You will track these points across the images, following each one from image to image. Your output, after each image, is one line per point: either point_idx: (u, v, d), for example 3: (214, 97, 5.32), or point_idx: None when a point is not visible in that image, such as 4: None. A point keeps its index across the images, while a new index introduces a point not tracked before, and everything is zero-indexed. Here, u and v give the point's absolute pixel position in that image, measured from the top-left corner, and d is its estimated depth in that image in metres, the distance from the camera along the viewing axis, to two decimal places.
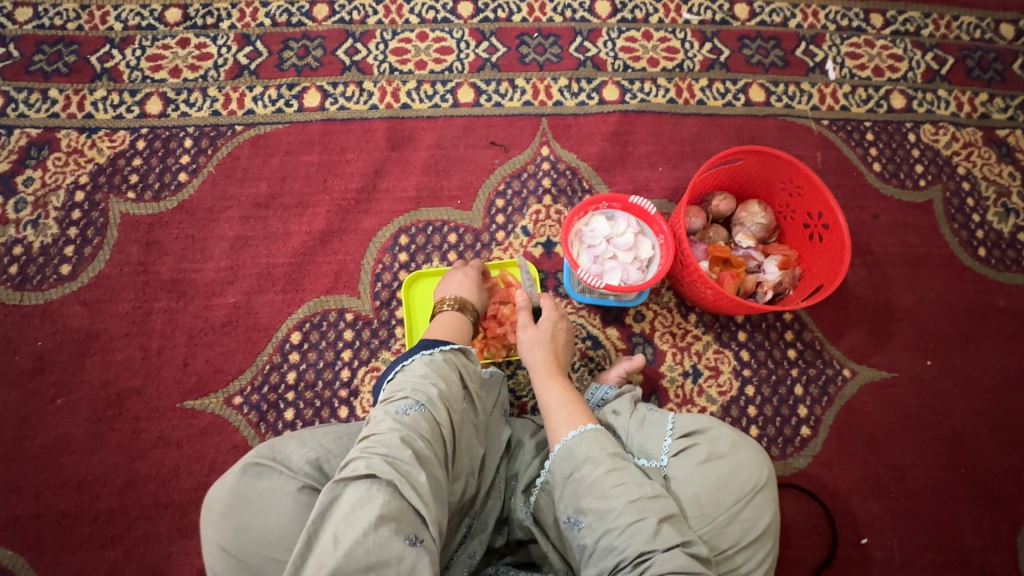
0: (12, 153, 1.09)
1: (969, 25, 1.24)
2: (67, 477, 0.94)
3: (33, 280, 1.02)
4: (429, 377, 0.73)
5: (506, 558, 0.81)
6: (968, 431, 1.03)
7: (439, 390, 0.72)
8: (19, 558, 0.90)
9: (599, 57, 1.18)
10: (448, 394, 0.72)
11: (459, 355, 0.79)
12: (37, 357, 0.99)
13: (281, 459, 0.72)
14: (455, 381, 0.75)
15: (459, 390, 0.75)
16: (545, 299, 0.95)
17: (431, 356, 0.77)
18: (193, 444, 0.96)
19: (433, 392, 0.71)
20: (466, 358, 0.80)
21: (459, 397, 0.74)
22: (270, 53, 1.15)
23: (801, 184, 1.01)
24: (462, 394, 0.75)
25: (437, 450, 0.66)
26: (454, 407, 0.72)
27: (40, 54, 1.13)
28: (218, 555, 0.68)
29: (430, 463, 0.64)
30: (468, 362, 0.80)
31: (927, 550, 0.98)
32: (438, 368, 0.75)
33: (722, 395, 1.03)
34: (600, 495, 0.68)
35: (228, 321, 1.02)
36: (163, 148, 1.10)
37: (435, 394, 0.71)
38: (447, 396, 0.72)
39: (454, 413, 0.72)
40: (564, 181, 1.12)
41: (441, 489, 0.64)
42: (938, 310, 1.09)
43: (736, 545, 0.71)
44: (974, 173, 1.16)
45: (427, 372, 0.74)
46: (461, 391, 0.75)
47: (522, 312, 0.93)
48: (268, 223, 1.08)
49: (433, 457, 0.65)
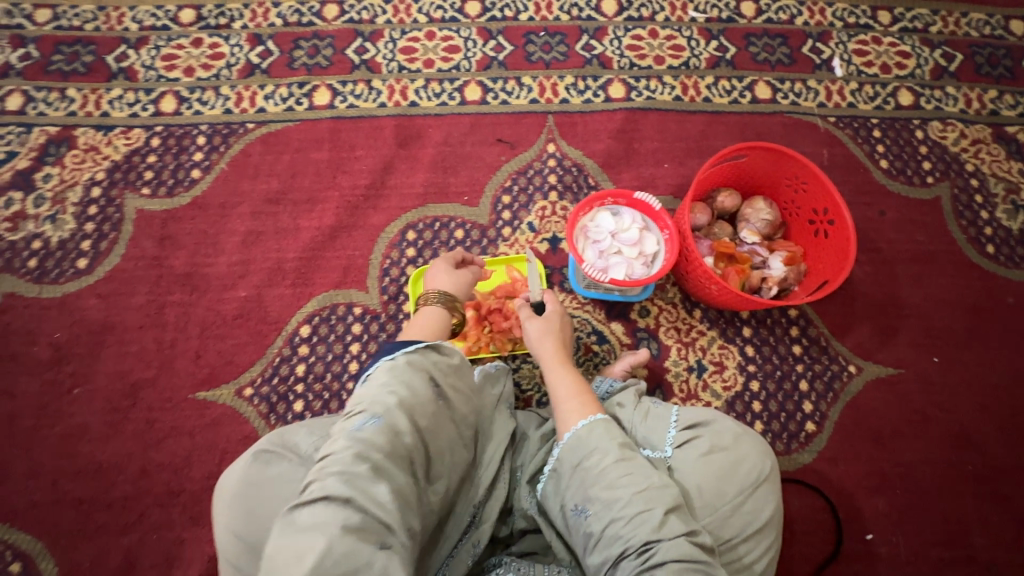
0: (31, 150, 1.11)
1: (978, 21, 1.23)
2: (83, 464, 0.96)
3: (52, 273, 1.05)
4: (388, 382, 0.66)
5: (511, 549, 0.82)
6: (975, 428, 1.03)
7: (400, 395, 0.65)
8: (37, 543, 0.92)
9: (605, 55, 1.19)
10: (411, 399, 0.65)
11: (429, 353, 0.73)
12: (55, 348, 1.01)
13: (291, 447, 0.75)
14: (420, 383, 0.68)
15: (426, 391, 0.68)
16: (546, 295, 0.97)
17: (392, 359, 0.70)
18: (205, 434, 0.98)
19: (393, 397, 0.64)
20: (435, 355, 0.74)
21: (425, 399, 0.67)
22: (281, 52, 1.17)
23: (806, 180, 1.01)
24: (429, 395, 0.68)
25: (403, 459, 0.61)
26: (419, 412, 0.65)
27: (59, 54, 1.16)
28: (229, 540, 0.69)
29: (393, 474, 0.58)
30: (438, 359, 0.74)
31: (934, 546, 0.97)
32: (399, 372, 0.68)
33: (726, 389, 1.03)
34: (607, 485, 0.70)
35: (239, 314, 1.04)
36: (177, 145, 1.13)
37: (394, 401, 0.64)
38: (411, 400, 0.65)
39: (419, 418, 0.65)
40: (570, 177, 1.13)
41: (409, 500, 0.59)
42: (946, 306, 1.08)
43: (739, 536, 0.72)
44: (983, 170, 1.16)
45: (386, 376, 0.67)
46: (428, 392, 0.68)
47: (523, 307, 0.95)
48: (278, 218, 1.10)
49: (397, 467, 0.59)
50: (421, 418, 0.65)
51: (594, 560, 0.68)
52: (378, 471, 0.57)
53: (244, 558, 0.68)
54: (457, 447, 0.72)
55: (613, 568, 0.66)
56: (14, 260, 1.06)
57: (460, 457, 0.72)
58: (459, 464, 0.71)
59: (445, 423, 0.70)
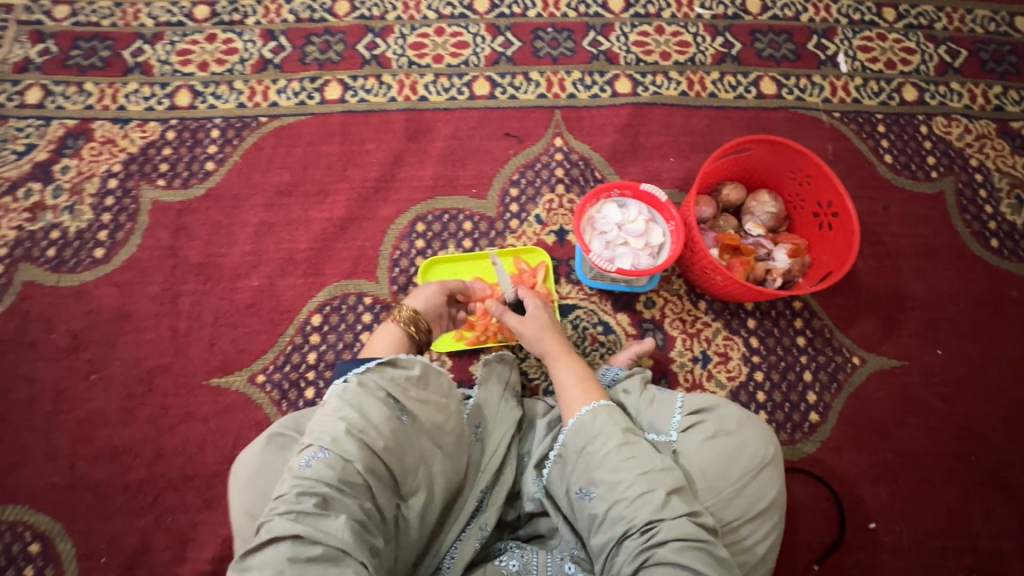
0: (50, 142, 1.14)
1: (983, 18, 1.24)
2: (99, 448, 0.98)
3: (70, 262, 1.08)
4: (337, 410, 0.66)
5: (518, 533, 0.83)
6: (979, 420, 1.03)
7: (348, 422, 0.65)
8: (55, 525, 0.95)
9: (612, 51, 1.21)
10: (360, 424, 0.65)
11: (382, 371, 0.72)
12: (72, 335, 1.04)
13: (304, 432, 0.76)
14: (372, 404, 0.68)
15: (379, 411, 0.67)
16: (522, 292, 0.93)
17: (347, 382, 0.70)
18: (219, 420, 1.00)
19: (340, 426, 0.64)
20: (390, 371, 0.72)
21: (378, 420, 0.67)
22: (294, 48, 1.20)
23: (811, 173, 1.02)
24: (382, 416, 0.67)
25: (354, 485, 0.62)
26: (372, 436, 0.65)
27: (77, 49, 1.18)
28: (245, 521, 0.70)
29: (343, 503, 0.60)
30: (393, 374, 0.72)
31: (937, 536, 0.98)
32: (349, 397, 0.68)
33: (730, 380, 1.05)
34: (611, 468, 0.71)
35: (252, 303, 1.06)
36: (192, 138, 1.15)
37: (342, 429, 0.64)
38: (361, 425, 0.65)
39: (373, 440, 0.65)
40: (577, 171, 1.15)
41: (365, 524, 0.61)
42: (949, 299, 1.09)
43: (742, 518, 0.73)
44: (987, 165, 1.17)
45: (337, 402, 0.67)
46: (383, 411, 0.68)
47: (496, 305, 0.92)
48: (290, 210, 1.12)
49: (346, 496, 0.61)
50: (375, 440, 0.65)
51: (598, 540, 0.69)
52: (323, 503, 0.59)
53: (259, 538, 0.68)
54: (432, 457, 0.72)
55: (617, 547, 0.67)
56: (32, 249, 1.08)
57: (439, 466, 0.72)
58: (437, 473, 0.72)
59: (410, 439, 0.69)
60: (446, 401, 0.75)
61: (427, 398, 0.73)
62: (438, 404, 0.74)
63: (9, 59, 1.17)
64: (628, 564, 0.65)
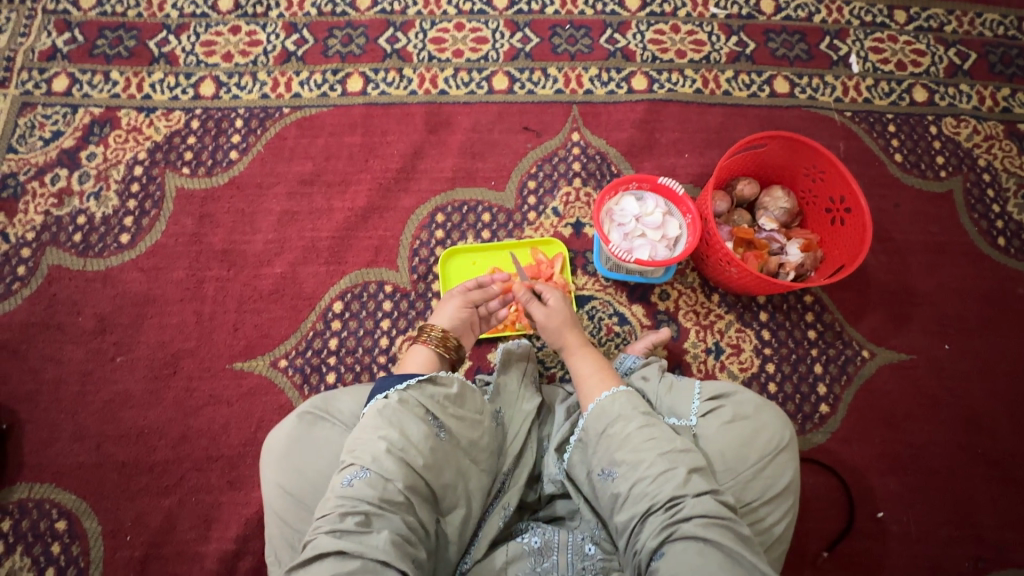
0: (76, 130, 1.16)
1: (992, 22, 1.27)
2: (126, 429, 1.01)
3: (96, 247, 1.10)
4: (378, 428, 0.71)
5: (539, 514, 0.84)
6: (985, 413, 1.06)
7: (388, 441, 0.69)
8: (82, 503, 0.98)
9: (629, 48, 1.23)
10: (399, 442, 0.70)
11: (422, 388, 0.76)
12: (99, 319, 1.07)
13: (335, 412, 0.83)
14: (411, 422, 0.72)
15: (418, 429, 0.72)
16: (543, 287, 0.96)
17: (387, 399, 0.74)
18: (242, 403, 1.03)
19: (381, 445, 0.69)
20: (430, 389, 0.76)
21: (418, 438, 0.71)
22: (316, 41, 1.21)
23: (824, 169, 1.05)
24: (421, 433, 0.72)
25: (395, 502, 0.66)
26: (411, 455, 0.69)
27: (103, 39, 1.20)
28: (279, 494, 0.78)
29: (384, 519, 0.65)
30: (432, 392, 0.76)
31: (943, 525, 1.01)
32: (390, 415, 0.72)
33: (743, 371, 1.07)
34: (633, 448, 0.73)
35: (275, 290, 1.09)
36: (216, 128, 1.17)
37: (383, 448, 0.69)
38: (400, 444, 0.70)
39: (413, 459, 0.69)
40: (593, 165, 1.17)
41: (407, 537, 0.65)
42: (957, 295, 1.12)
43: (759, 500, 0.77)
44: (995, 165, 1.19)
45: (377, 420, 0.72)
46: (422, 429, 0.72)
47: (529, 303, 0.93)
48: (312, 199, 1.14)
49: (388, 512, 0.66)
50: (414, 458, 0.70)
51: (622, 517, 0.71)
52: (366, 521, 0.64)
53: (291, 511, 0.77)
54: (469, 472, 0.76)
55: (640, 523, 0.69)
56: (59, 234, 1.10)
57: (474, 480, 0.76)
58: (474, 487, 0.76)
59: (447, 455, 0.73)
60: (481, 418, 0.79)
61: (464, 415, 0.77)
62: (473, 421, 0.78)
63: (36, 48, 1.19)
64: (652, 538, 0.67)
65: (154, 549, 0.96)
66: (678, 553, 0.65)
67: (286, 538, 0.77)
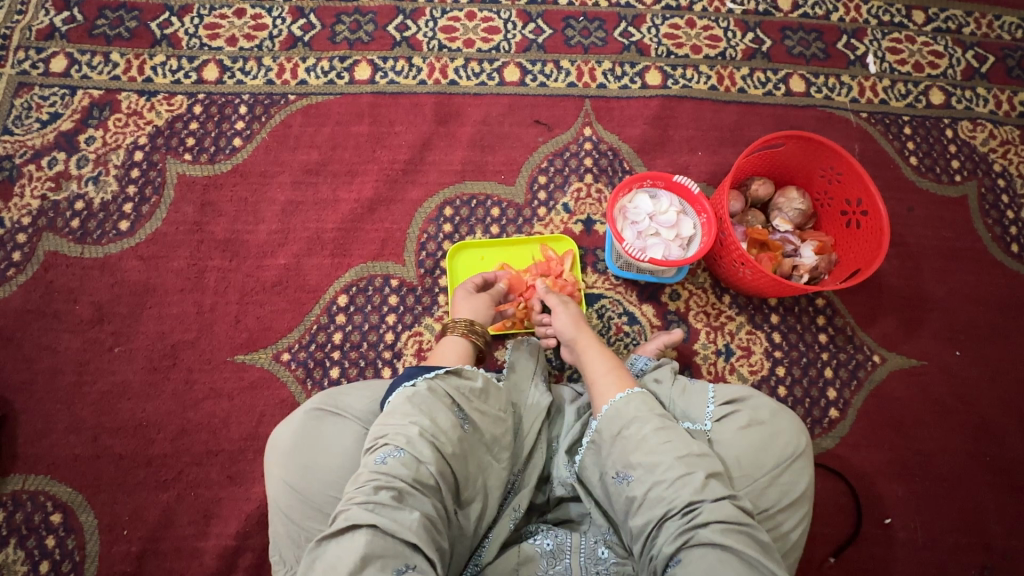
0: (75, 112, 1.12)
1: (1011, 24, 1.25)
2: (124, 421, 0.99)
3: (94, 234, 1.07)
4: (408, 414, 0.70)
5: (546, 516, 0.83)
6: (993, 420, 1.05)
7: (420, 426, 0.69)
8: (78, 496, 0.96)
9: (643, 42, 1.21)
10: (432, 428, 0.69)
11: (448, 378, 0.76)
12: (96, 307, 1.04)
13: (343, 408, 0.81)
14: (441, 411, 0.71)
15: (447, 418, 0.71)
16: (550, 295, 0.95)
17: (414, 387, 0.74)
18: (243, 397, 1.01)
19: (413, 429, 0.68)
20: (456, 380, 0.76)
21: (448, 427, 0.70)
22: (323, 26, 1.18)
23: (842, 171, 1.03)
24: (450, 422, 0.71)
25: (426, 485, 0.65)
26: (442, 440, 0.69)
27: (103, 19, 1.16)
28: (283, 491, 0.76)
29: (417, 499, 0.64)
30: (458, 384, 0.75)
31: (951, 532, 1.00)
32: (420, 402, 0.71)
33: (752, 373, 1.06)
34: (649, 450, 0.71)
35: (278, 282, 1.06)
36: (220, 113, 1.13)
37: (416, 431, 0.68)
38: (433, 430, 0.69)
39: (444, 444, 0.69)
40: (605, 161, 1.15)
41: (434, 522, 0.64)
42: (970, 302, 1.11)
43: (777, 506, 0.76)
44: (1010, 170, 1.18)
45: (407, 407, 0.71)
46: (451, 418, 0.71)
47: (551, 301, 0.94)
48: (318, 189, 1.11)
49: (419, 493, 0.64)
50: (445, 445, 0.69)
51: (638, 521, 0.69)
52: (400, 497, 0.63)
53: (296, 508, 0.75)
54: (490, 467, 0.75)
55: (656, 528, 0.68)
56: (57, 219, 1.07)
57: (495, 477, 0.75)
58: (493, 484, 0.74)
59: (472, 447, 0.73)
60: (503, 415, 0.78)
61: (487, 410, 0.76)
62: (496, 416, 0.77)
63: (33, 26, 1.15)
64: (669, 544, 0.66)
65: (151, 544, 0.94)
66: (696, 559, 0.63)
67: (292, 537, 0.76)
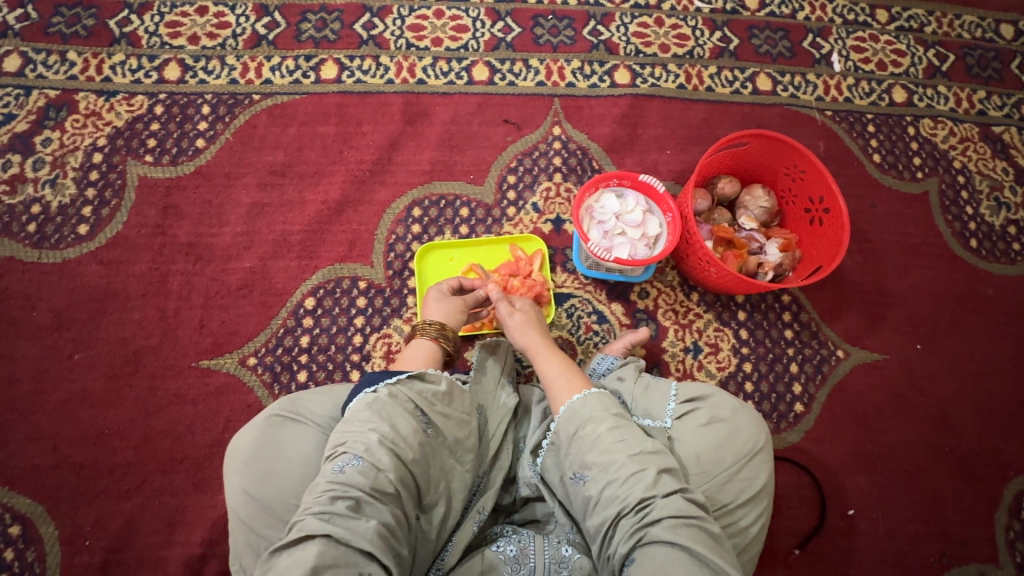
0: (30, 113, 1.09)
1: (971, 23, 1.27)
2: (84, 430, 0.97)
3: (52, 238, 1.04)
4: (368, 421, 0.69)
5: (513, 517, 0.84)
6: (952, 411, 1.08)
7: (379, 433, 0.68)
8: (37, 508, 0.94)
9: (612, 41, 1.21)
10: (391, 435, 0.68)
11: (410, 384, 0.75)
12: (54, 314, 1.02)
13: (304, 414, 0.80)
14: (401, 417, 0.71)
15: (408, 424, 0.71)
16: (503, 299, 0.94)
17: (375, 393, 0.73)
18: (208, 402, 0.99)
19: (372, 436, 0.68)
20: (419, 385, 0.75)
21: (408, 432, 0.70)
22: (289, 25, 1.16)
23: (805, 169, 1.04)
24: (411, 428, 0.70)
25: (385, 493, 0.65)
26: (402, 447, 0.68)
27: (59, 17, 1.13)
28: (243, 499, 0.75)
29: (374, 508, 0.64)
30: (420, 388, 0.75)
31: (910, 522, 1.03)
32: (380, 409, 0.71)
33: (720, 370, 1.07)
34: (604, 450, 0.72)
35: (244, 285, 1.05)
36: (181, 114, 1.11)
37: (375, 439, 0.67)
38: (392, 437, 0.68)
39: (404, 451, 0.68)
40: (575, 160, 1.15)
41: (393, 529, 0.64)
42: (930, 296, 1.13)
43: (735, 502, 0.78)
44: (969, 167, 1.20)
45: (367, 413, 0.70)
46: (412, 424, 0.71)
47: (500, 308, 0.93)
48: (284, 191, 1.10)
49: (377, 501, 0.64)
50: (405, 451, 0.68)
51: (594, 521, 0.70)
52: (356, 506, 0.63)
53: (257, 517, 0.74)
54: (453, 471, 0.75)
55: (612, 527, 0.68)
56: (12, 224, 1.04)
57: (458, 480, 0.75)
58: (457, 487, 0.75)
59: (434, 452, 0.73)
60: (468, 417, 0.78)
61: (451, 413, 0.76)
62: (460, 419, 0.77)
63: None
64: (623, 543, 0.67)
65: (114, 554, 0.92)
66: (648, 557, 0.64)
67: (251, 546, 0.75)
